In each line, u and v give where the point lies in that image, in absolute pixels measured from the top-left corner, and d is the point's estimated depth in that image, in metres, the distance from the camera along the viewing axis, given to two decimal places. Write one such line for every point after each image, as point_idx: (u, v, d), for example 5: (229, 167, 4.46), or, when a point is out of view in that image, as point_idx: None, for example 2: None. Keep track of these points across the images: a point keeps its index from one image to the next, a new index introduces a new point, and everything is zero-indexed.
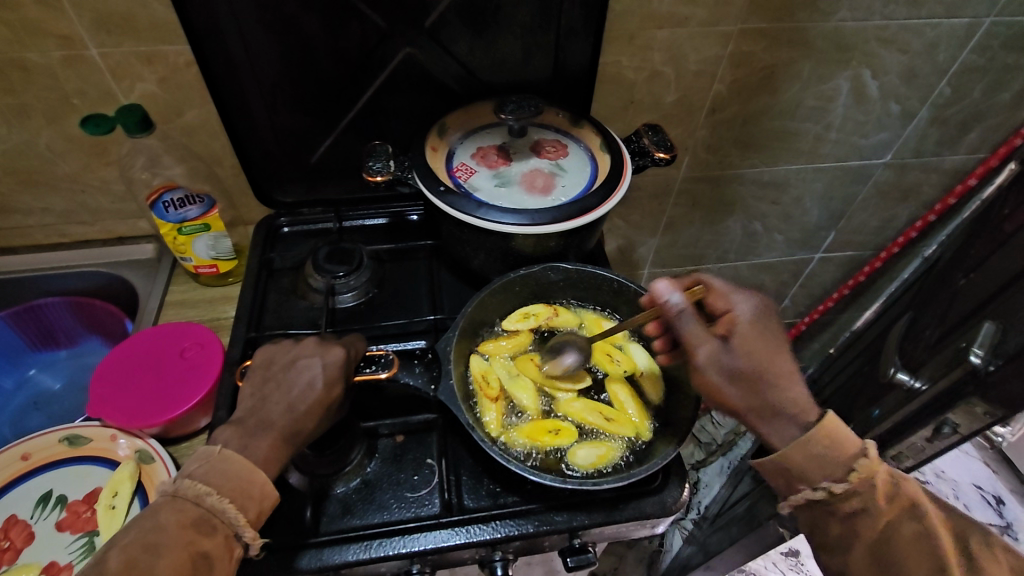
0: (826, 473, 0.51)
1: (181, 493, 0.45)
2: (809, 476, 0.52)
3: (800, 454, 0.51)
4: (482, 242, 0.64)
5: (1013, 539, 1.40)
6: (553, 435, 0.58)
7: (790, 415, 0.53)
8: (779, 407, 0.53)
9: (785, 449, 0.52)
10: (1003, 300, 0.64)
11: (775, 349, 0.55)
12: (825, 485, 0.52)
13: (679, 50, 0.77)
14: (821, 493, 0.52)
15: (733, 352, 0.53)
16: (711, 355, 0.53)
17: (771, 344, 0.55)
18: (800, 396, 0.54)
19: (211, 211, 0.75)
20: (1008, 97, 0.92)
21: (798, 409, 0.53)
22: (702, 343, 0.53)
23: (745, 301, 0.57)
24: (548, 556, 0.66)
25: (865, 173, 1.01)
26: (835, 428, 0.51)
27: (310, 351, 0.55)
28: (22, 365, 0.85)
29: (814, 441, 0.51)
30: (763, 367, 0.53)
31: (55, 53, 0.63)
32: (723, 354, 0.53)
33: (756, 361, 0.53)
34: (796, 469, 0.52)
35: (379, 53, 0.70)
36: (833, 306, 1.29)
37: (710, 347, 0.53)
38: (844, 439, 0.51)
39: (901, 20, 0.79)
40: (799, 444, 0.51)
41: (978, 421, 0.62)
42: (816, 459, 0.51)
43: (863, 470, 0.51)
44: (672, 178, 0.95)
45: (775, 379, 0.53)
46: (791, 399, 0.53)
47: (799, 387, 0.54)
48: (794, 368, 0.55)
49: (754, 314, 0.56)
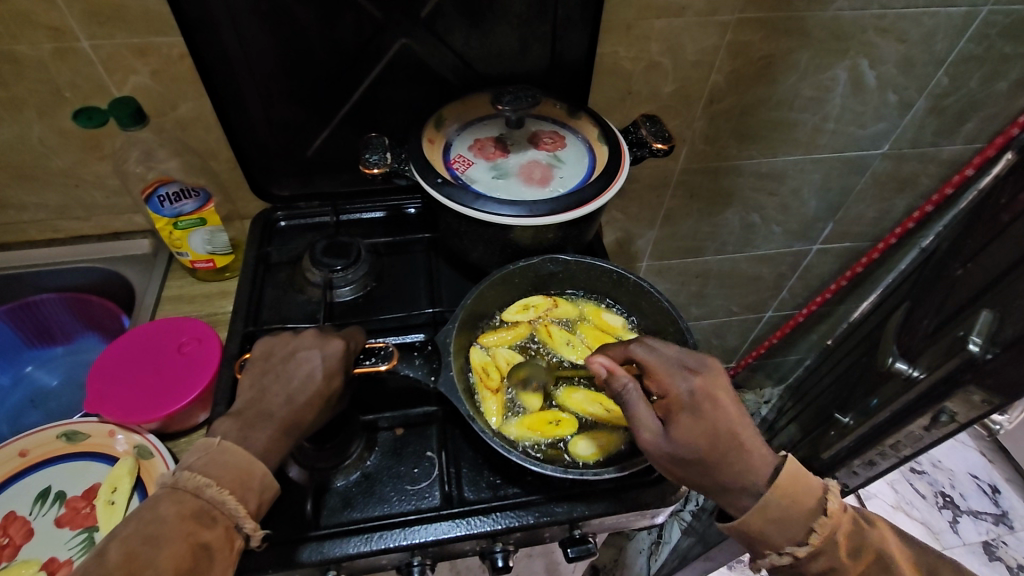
0: (788, 537, 0.50)
1: (181, 485, 0.45)
2: (774, 542, 0.51)
3: (760, 520, 0.50)
4: (480, 234, 0.64)
5: (1007, 528, 1.41)
6: (553, 426, 0.58)
7: (746, 485, 0.51)
8: (734, 483, 0.51)
9: (743, 518, 0.51)
10: (1001, 290, 0.64)
11: (728, 426, 0.51)
12: (790, 549, 0.51)
13: (676, 41, 0.76)
14: (787, 558, 0.51)
15: (679, 436, 0.51)
16: (657, 439, 0.51)
17: (720, 420, 0.51)
18: (758, 460, 0.51)
19: (206, 205, 0.74)
20: (1005, 86, 0.92)
21: (755, 477, 0.51)
22: (647, 428, 0.52)
23: (688, 375, 0.53)
24: (549, 548, 0.67)
25: (862, 164, 1.01)
26: (791, 486, 0.50)
27: (310, 343, 0.55)
28: (19, 363, 0.85)
29: (770, 507, 0.50)
30: (713, 448, 0.50)
31: (46, 45, 0.63)
32: (669, 436, 0.51)
33: (704, 442, 0.50)
34: (758, 535, 0.51)
35: (374, 45, 0.70)
36: (831, 297, 1.29)
37: (654, 429, 0.51)
38: (804, 495, 0.50)
39: (899, 9, 0.79)
40: (756, 511, 0.50)
41: (975, 410, 0.63)
42: (776, 523, 0.50)
43: (824, 527, 0.50)
44: (671, 170, 0.94)
45: (727, 454, 0.50)
46: (746, 472, 0.51)
47: (756, 456, 0.51)
48: (755, 437, 0.52)
49: (701, 387, 0.52)
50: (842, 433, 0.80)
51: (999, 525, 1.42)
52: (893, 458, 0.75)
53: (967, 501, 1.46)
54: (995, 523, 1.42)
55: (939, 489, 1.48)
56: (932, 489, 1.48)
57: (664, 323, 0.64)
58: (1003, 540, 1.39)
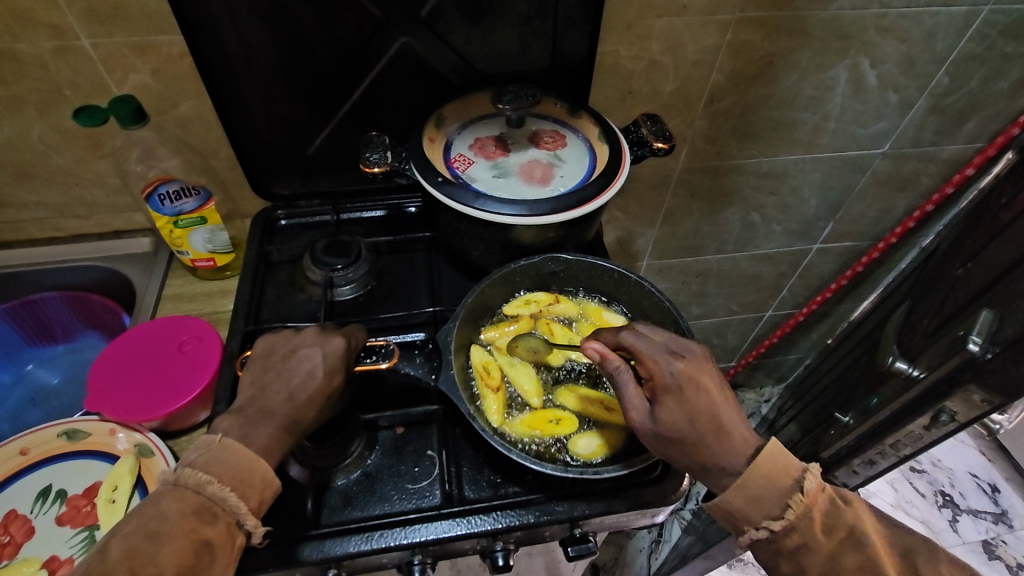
0: (765, 513, 0.49)
1: (183, 482, 0.45)
2: (751, 518, 0.50)
3: (740, 497, 0.49)
4: (481, 234, 0.64)
5: (1007, 527, 1.42)
6: (553, 425, 0.58)
7: (726, 465, 0.50)
8: (716, 463, 0.51)
9: (724, 495, 0.50)
10: (1001, 290, 0.64)
11: (712, 409, 0.51)
12: (767, 524, 0.49)
13: (676, 40, 0.76)
14: (764, 533, 0.50)
15: (664, 418, 0.51)
16: (643, 418, 0.52)
17: (705, 402, 0.51)
18: (740, 440, 0.51)
19: (207, 203, 0.74)
20: (1006, 85, 0.91)
21: (734, 458, 0.50)
22: (634, 407, 0.53)
23: (675, 358, 0.52)
24: (549, 547, 0.67)
25: (863, 163, 1.01)
26: (771, 464, 0.50)
27: (311, 341, 0.55)
28: (19, 361, 0.85)
29: (749, 482, 0.49)
30: (697, 430, 0.50)
31: (46, 43, 0.63)
32: (655, 417, 0.52)
33: (686, 426, 0.50)
34: (736, 511, 0.50)
35: (375, 44, 0.70)
36: (831, 296, 1.29)
37: (643, 409, 0.52)
38: (781, 472, 0.50)
39: (900, 8, 0.79)
40: (735, 488, 0.49)
41: (975, 408, 0.63)
42: (754, 499, 0.49)
43: (799, 505, 0.49)
44: (671, 169, 0.95)
45: (708, 436, 0.51)
46: (727, 453, 0.51)
47: (738, 436, 0.51)
48: (738, 420, 0.52)
49: (685, 371, 0.52)
50: (843, 432, 0.80)
51: (998, 524, 1.42)
52: (893, 458, 0.75)
53: (967, 500, 1.46)
54: (994, 522, 1.42)
55: (938, 488, 1.48)
56: (931, 488, 1.48)
57: (665, 322, 0.64)
58: (1003, 539, 1.39)
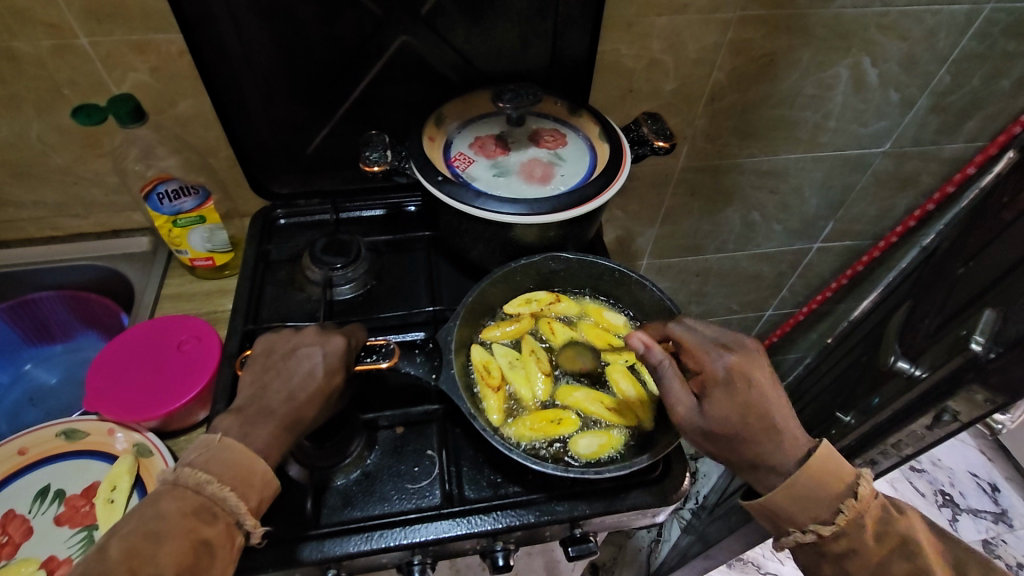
0: (813, 515, 0.50)
1: (182, 481, 0.45)
2: (797, 520, 0.50)
3: (784, 498, 0.50)
4: (480, 233, 0.64)
5: (1007, 526, 1.42)
6: (556, 424, 0.58)
7: (775, 465, 0.51)
8: (764, 460, 0.51)
9: (771, 495, 0.51)
10: (1004, 288, 0.64)
11: (762, 404, 0.51)
12: (814, 527, 0.50)
13: (677, 38, 0.76)
14: (811, 536, 0.50)
15: (713, 412, 0.51)
16: (691, 413, 0.51)
17: (755, 397, 0.52)
18: (789, 439, 0.51)
19: (206, 202, 0.74)
20: (1008, 84, 0.91)
21: (784, 458, 0.51)
22: (682, 401, 0.52)
23: (725, 351, 0.53)
24: (548, 547, 0.67)
25: (864, 162, 1.01)
26: (822, 469, 0.50)
27: (311, 340, 0.55)
28: (18, 360, 0.84)
29: (798, 484, 0.50)
30: (747, 424, 0.51)
31: (44, 42, 0.62)
32: (703, 412, 0.51)
33: (737, 419, 0.51)
34: (781, 511, 0.50)
35: (376, 40, 0.69)
36: (832, 295, 1.29)
37: (689, 404, 0.52)
38: (832, 478, 0.50)
39: (901, 7, 0.78)
40: (783, 488, 0.50)
41: (978, 409, 0.62)
42: (801, 501, 0.50)
43: (851, 510, 0.50)
44: (671, 168, 0.94)
45: (757, 433, 0.51)
46: (777, 452, 0.51)
47: (786, 435, 0.51)
48: (789, 418, 0.52)
49: (737, 365, 0.52)
50: (844, 432, 0.79)
51: (998, 523, 1.42)
52: (894, 458, 0.75)
53: (967, 499, 1.46)
54: (994, 521, 1.42)
55: (939, 487, 1.48)
56: (931, 487, 1.48)
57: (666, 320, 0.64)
58: (1003, 538, 1.39)
